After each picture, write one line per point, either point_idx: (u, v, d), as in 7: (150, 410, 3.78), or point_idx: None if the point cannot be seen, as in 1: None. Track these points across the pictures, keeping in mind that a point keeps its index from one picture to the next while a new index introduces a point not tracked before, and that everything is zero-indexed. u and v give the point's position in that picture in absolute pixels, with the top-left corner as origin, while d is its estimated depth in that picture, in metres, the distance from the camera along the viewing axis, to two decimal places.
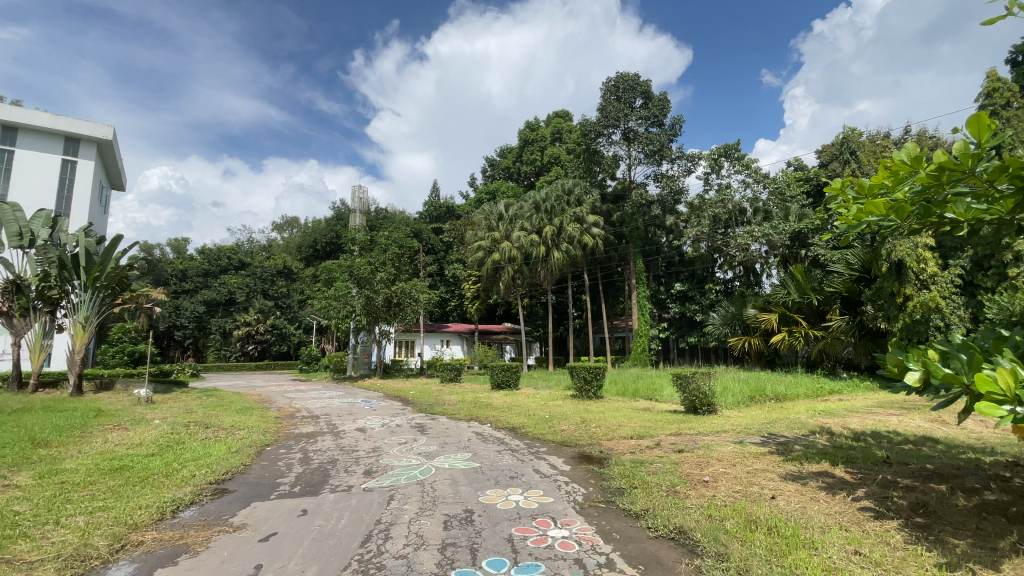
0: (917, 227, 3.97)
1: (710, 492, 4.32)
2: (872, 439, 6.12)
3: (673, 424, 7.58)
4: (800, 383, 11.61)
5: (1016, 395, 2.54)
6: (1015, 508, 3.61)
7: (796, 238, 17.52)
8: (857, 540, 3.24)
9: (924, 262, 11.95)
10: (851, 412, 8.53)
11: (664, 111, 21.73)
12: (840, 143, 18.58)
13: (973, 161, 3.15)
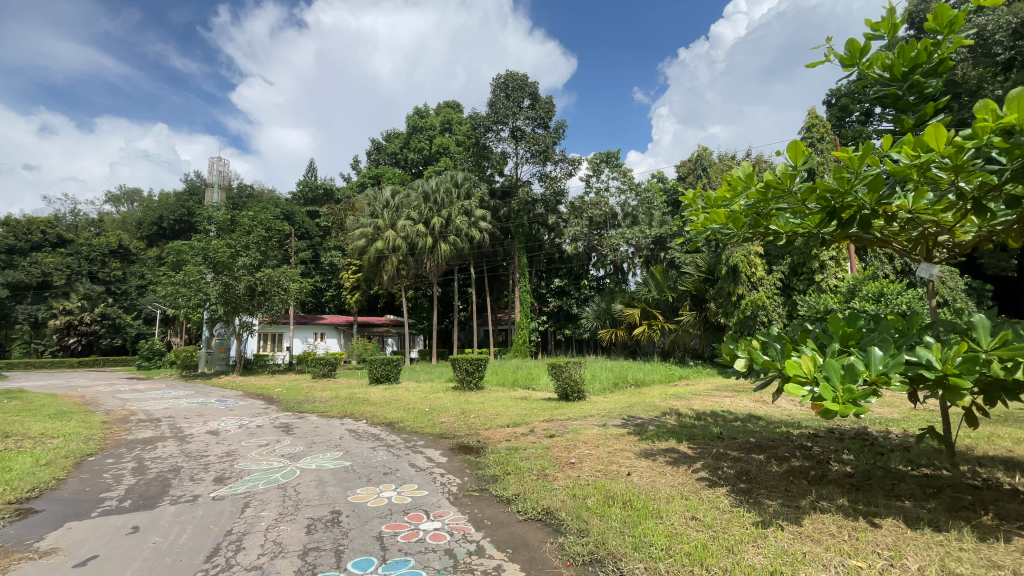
0: (750, 236, 4.64)
1: (575, 473, 4.62)
2: (710, 418, 7.07)
3: (547, 411, 7.96)
4: (656, 371, 12.99)
5: (813, 377, 3.09)
6: (813, 472, 4.42)
7: (658, 241, 19.53)
8: (695, 507, 3.70)
9: (753, 267, 14.00)
10: (694, 395, 9.78)
11: (550, 113, 22.62)
12: (696, 159, 21.05)
13: (790, 181, 3.76)
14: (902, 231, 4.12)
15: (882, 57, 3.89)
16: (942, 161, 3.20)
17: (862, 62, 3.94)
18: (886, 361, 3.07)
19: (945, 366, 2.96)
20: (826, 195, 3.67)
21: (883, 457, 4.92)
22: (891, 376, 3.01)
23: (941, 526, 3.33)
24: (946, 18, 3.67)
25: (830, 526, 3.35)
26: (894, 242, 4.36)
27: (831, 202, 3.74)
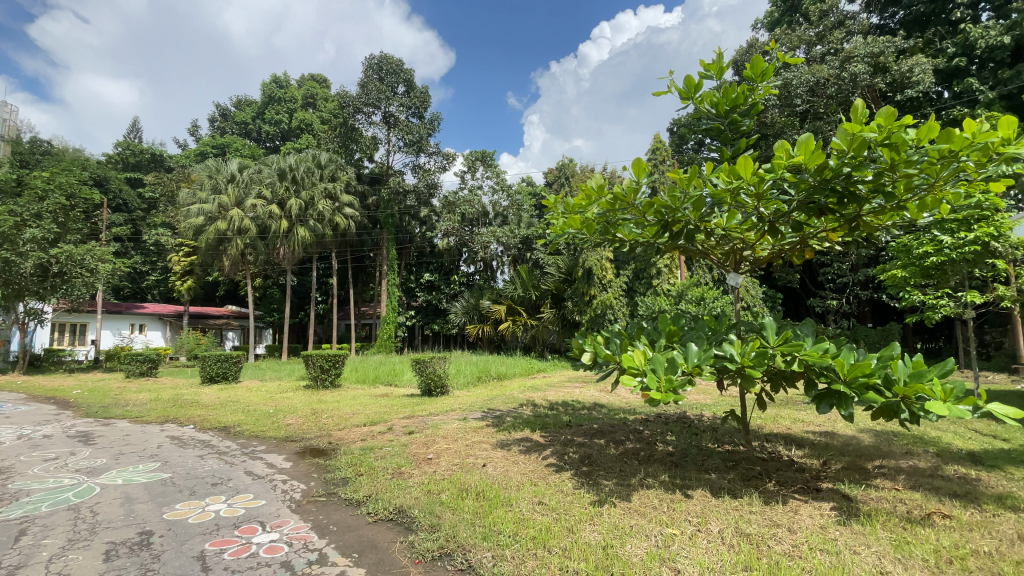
0: (600, 241, 5.09)
1: (431, 468, 4.59)
2: (562, 408, 7.60)
3: (408, 408, 7.78)
4: (517, 364, 13.56)
5: (643, 369, 3.48)
6: (642, 453, 5.00)
7: (525, 242, 20.45)
8: (541, 493, 3.93)
9: (606, 270, 15.29)
10: (550, 387, 10.45)
11: (425, 104, 22.16)
12: (561, 167, 22.44)
13: (633, 195, 4.19)
14: (718, 246, 4.86)
15: (710, 95, 4.52)
16: (748, 189, 3.84)
17: (696, 97, 4.54)
18: (699, 355, 3.60)
19: (742, 360, 3.57)
20: (662, 210, 4.17)
21: (699, 437, 5.78)
22: (703, 368, 3.54)
23: (735, 493, 4.02)
24: (758, 68, 4.39)
25: (653, 500, 3.83)
26: (712, 255, 5.12)
27: (665, 217, 4.26)
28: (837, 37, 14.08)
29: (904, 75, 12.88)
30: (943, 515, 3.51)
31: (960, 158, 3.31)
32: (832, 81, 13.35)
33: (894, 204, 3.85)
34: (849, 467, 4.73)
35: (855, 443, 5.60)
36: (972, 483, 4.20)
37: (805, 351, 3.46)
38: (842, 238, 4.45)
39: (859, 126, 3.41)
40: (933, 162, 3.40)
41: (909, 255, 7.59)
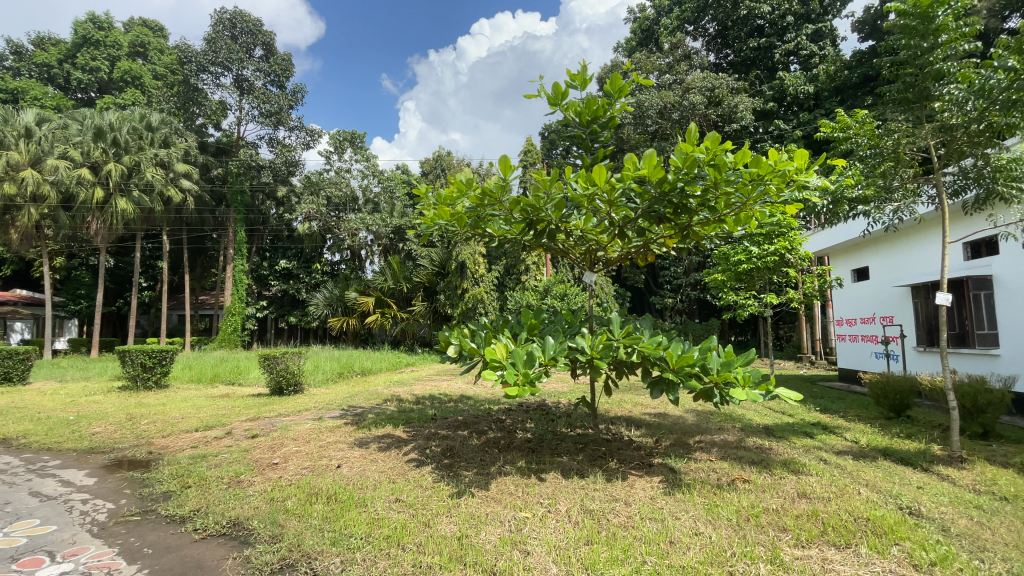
0: (469, 236, 5.13)
1: (277, 474, 4.20)
2: (427, 402, 7.53)
3: (253, 409, 7.03)
4: (383, 359, 13.13)
5: (504, 363, 3.58)
6: (502, 442, 5.18)
7: (397, 232, 19.83)
8: (399, 489, 3.84)
9: (478, 265, 15.45)
10: (415, 381, 10.31)
11: (287, 73, 20.11)
12: (436, 158, 22.21)
13: (501, 193, 4.30)
14: (577, 246, 5.23)
15: (575, 104, 4.81)
16: (603, 196, 4.19)
17: (562, 104, 4.78)
18: (555, 348, 3.84)
19: (592, 352, 3.88)
20: (527, 209, 4.35)
21: (554, 423, 6.17)
22: (558, 360, 3.79)
23: (583, 473, 4.37)
24: (616, 85, 4.77)
25: (509, 486, 3.99)
26: (571, 254, 5.49)
27: (530, 216, 4.44)
28: (683, 68, 16.02)
29: (732, 109, 15.14)
30: (743, 480, 4.23)
31: (765, 182, 3.98)
32: (675, 107, 15.22)
33: (716, 217, 4.50)
34: (676, 443, 5.45)
35: (682, 422, 6.48)
36: (765, 452, 5.12)
37: (643, 344, 3.89)
38: (677, 244, 5.09)
39: (692, 148, 3.92)
40: (746, 183, 4.03)
41: (728, 262, 8.96)
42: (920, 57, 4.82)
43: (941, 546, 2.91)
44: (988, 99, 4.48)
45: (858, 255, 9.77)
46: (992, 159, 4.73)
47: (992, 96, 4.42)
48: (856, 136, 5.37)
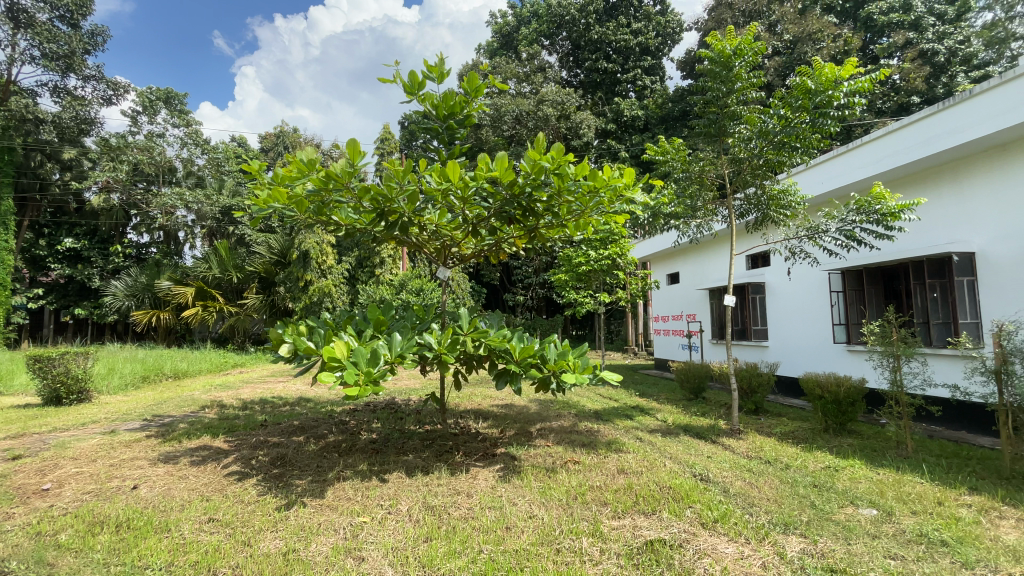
0: (312, 222, 4.72)
1: (47, 503, 3.36)
2: (257, 406, 6.76)
3: (13, 424, 5.53)
4: (205, 359, 11.47)
5: (346, 361, 3.36)
6: (344, 445, 4.89)
7: (226, 213, 17.40)
8: (215, 507, 3.36)
9: (324, 255, 14.34)
10: (245, 384, 9.18)
11: (82, 7, 15.92)
12: (278, 135, 20.07)
13: (349, 178, 4.04)
14: (430, 240, 5.16)
15: (431, 96, 4.73)
16: (455, 192, 4.20)
17: (419, 94, 4.67)
18: (402, 344, 3.74)
19: (439, 347, 3.87)
20: (377, 198, 4.15)
21: (402, 421, 6.03)
22: (404, 357, 3.71)
23: (426, 469, 4.35)
24: (473, 83, 4.80)
25: (347, 491, 3.77)
26: (424, 248, 5.41)
27: (380, 205, 4.23)
28: (539, 79, 17.00)
29: (578, 124, 16.48)
30: (575, 461, 4.64)
31: (601, 193, 4.39)
32: (530, 114, 16.09)
33: (560, 222, 4.84)
34: (519, 431, 5.76)
35: (525, 412, 6.87)
36: (594, 434, 5.70)
37: (489, 337, 4.01)
38: (525, 245, 5.35)
39: (539, 156, 4.14)
40: (586, 193, 4.40)
41: (571, 263, 9.76)
42: (721, 99, 5.78)
43: (722, 505, 3.54)
44: (765, 139, 5.61)
45: (672, 262, 11.45)
46: (767, 189, 5.90)
47: (768, 137, 5.55)
48: (672, 161, 6.24)
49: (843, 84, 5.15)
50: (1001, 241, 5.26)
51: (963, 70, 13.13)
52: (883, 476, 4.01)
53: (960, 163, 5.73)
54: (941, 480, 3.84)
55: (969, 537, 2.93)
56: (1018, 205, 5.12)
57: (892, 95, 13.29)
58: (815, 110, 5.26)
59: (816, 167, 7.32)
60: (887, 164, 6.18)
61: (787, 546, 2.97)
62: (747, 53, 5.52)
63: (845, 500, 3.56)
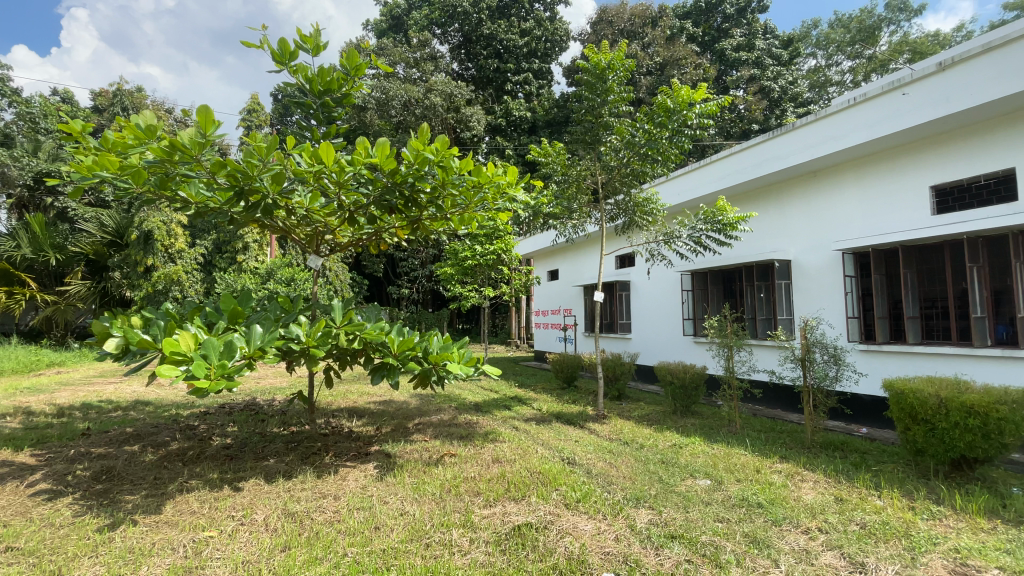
0: (154, 198, 4.08)
1: None
2: (79, 412, 5.69)
3: None
4: (6, 358, 9.35)
5: (192, 355, 2.97)
6: (191, 452, 4.33)
7: (41, 181, 14.33)
8: (10, 536, 2.76)
9: (173, 237, 12.52)
10: (63, 387, 7.67)
11: None
12: (116, 93, 16.99)
13: (200, 150, 3.56)
14: (300, 226, 4.77)
15: (304, 69, 4.35)
16: (329, 175, 3.94)
17: (290, 65, 4.28)
18: (263, 337, 3.40)
19: (307, 340, 3.59)
20: (235, 174, 3.72)
21: (264, 423, 5.51)
22: (266, 351, 3.38)
23: (290, 473, 4.03)
24: (353, 61, 4.52)
25: (193, 504, 3.34)
26: (294, 234, 4.98)
27: (239, 183, 3.79)
28: (429, 67, 16.62)
29: (466, 117, 16.43)
30: (451, 454, 4.64)
31: (485, 189, 4.41)
32: (419, 103, 15.70)
33: (443, 215, 4.76)
34: (395, 428, 5.60)
35: (404, 407, 6.71)
36: (472, 426, 5.76)
37: (364, 330, 3.82)
38: (407, 236, 5.19)
39: (423, 146, 4.03)
40: (470, 188, 4.38)
41: (457, 257, 9.74)
42: (596, 108, 6.18)
43: (584, 486, 3.81)
44: (631, 150, 6.13)
45: (552, 259, 12.02)
46: (633, 196, 6.46)
47: (635, 148, 6.07)
48: (553, 163, 6.53)
49: (695, 106, 5.80)
50: (810, 252, 6.38)
51: (790, 106, 15.54)
52: (717, 450, 4.63)
53: (784, 185, 6.81)
54: (759, 451, 4.54)
55: (777, 497, 3.50)
56: (823, 222, 6.24)
57: (738, 121, 15.29)
58: (673, 127, 5.85)
59: (675, 179, 8.16)
60: (731, 180, 7.12)
61: (637, 518, 3.29)
62: (619, 68, 5.95)
63: (687, 474, 4.05)
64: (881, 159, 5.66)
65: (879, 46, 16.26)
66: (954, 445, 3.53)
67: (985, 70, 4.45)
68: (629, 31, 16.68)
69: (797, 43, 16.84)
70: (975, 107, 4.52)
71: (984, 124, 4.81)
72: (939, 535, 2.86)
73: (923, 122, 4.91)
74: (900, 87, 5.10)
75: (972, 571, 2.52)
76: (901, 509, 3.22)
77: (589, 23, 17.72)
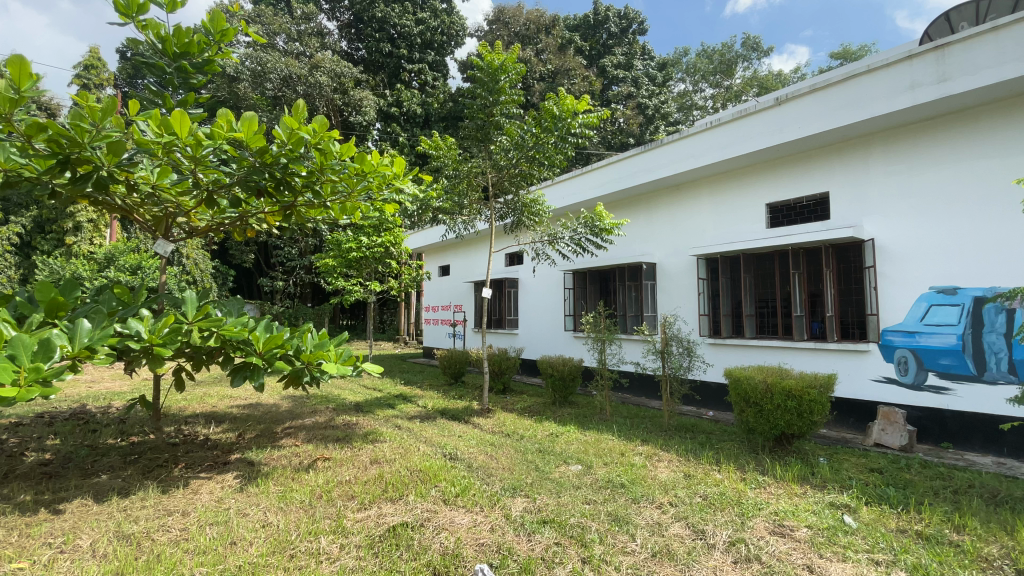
0: None
1: None
2: None
3: None
4: None
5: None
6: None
7: None
8: None
9: None
10: None
11: None
12: None
13: (10, 107, 2.92)
14: (146, 205, 4.14)
15: (158, 26, 3.77)
16: (183, 148, 3.48)
17: (139, 19, 3.69)
18: (94, 334, 2.89)
19: (150, 337, 3.11)
20: (58, 140, 3.11)
21: (95, 434, 4.70)
22: (96, 350, 2.87)
23: (128, 490, 3.49)
24: (219, 26, 4.02)
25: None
26: (137, 215, 4.31)
27: (65, 150, 3.19)
28: (314, 43, 15.50)
29: (356, 101, 15.61)
30: (324, 459, 4.38)
31: (369, 178, 4.18)
32: (301, 80, 14.58)
33: (321, 203, 4.43)
34: (261, 434, 5.13)
35: (274, 410, 6.18)
36: (351, 427, 5.50)
37: (222, 326, 3.42)
38: (279, 223, 4.77)
39: (298, 125, 3.73)
40: (352, 176, 4.14)
41: (340, 249, 9.22)
42: (487, 107, 6.24)
43: (463, 481, 3.84)
44: (520, 151, 6.28)
45: (443, 255, 11.92)
46: (521, 197, 6.64)
47: (523, 150, 6.22)
48: (444, 157, 6.49)
49: (579, 116, 6.08)
50: (674, 256, 7.10)
51: (662, 124, 17.10)
52: (589, 437, 4.96)
53: (654, 194, 7.49)
54: (625, 437, 4.96)
55: (637, 477, 3.86)
56: (685, 230, 6.98)
57: (619, 133, 16.51)
58: (559, 133, 6.11)
59: (560, 184, 8.57)
60: (610, 187, 7.64)
61: (512, 507, 3.40)
62: (511, 70, 6.06)
63: (560, 460, 4.28)
64: (732, 176, 6.48)
65: (734, 79, 18.58)
66: (777, 423, 4.18)
67: (811, 107, 5.31)
68: (523, 35, 17.15)
69: (670, 68, 18.61)
70: (802, 137, 5.39)
71: (808, 153, 5.74)
72: (763, 501, 3.36)
73: (765, 147, 5.71)
74: (748, 115, 5.88)
75: (785, 529, 2.99)
76: (735, 481, 3.73)
77: (486, 21, 17.86)
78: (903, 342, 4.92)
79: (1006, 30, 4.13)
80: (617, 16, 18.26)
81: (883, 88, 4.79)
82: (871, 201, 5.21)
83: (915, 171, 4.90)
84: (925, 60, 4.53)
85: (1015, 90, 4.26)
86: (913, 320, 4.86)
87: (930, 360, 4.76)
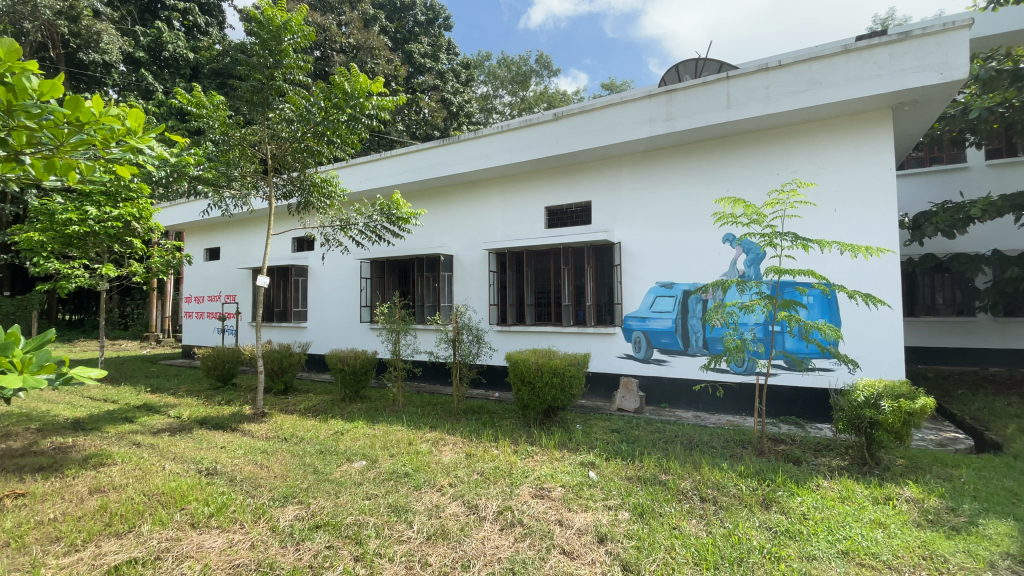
0: None
1: None
2: None
3: None
4: None
5: None
6: None
7: None
8: None
9: None
10: None
11: None
12: None
13: None
14: None
15: None
16: None
17: None
18: None
19: None
20: None
21: None
22: None
23: None
24: None
25: None
26: None
27: None
28: None
29: (88, 33, 12.40)
30: (15, 496, 3.29)
31: (87, 131, 2.90)
32: None
33: (11, 158, 2.95)
34: None
35: None
36: (64, 452, 4.25)
37: None
38: None
39: None
40: (58, 122, 2.80)
41: (51, 220, 6.97)
42: (266, 68, 5.47)
43: (221, 497, 3.32)
44: (305, 125, 5.67)
45: (211, 236, 10.11)
46: (309, 175, 6.06)
47: (309, 124, 5.62)
48: (208, 118, 5.53)
49: (372, 98, 5.71)
50: (468, 249, 7.41)
51: (464, 122, 17.71)
52: (377, 430, 4.84)
53: (451, 189, 7.69)
54: (414, 425, 4.99)
55: (421, 464, 3.90)
56: (479, 225, 7.36)
57: (422, 125, 16.49)
58: (351, 111, 5.64)
59: (355, 167, 8.12)
60: (408, 177, 7.53)
61: (281, 517, 3.08)
62: (296, 32, 5.42)
63: (343, 459, 4.06)
64: (520, 179, 7.06)
65: (528, 91, 20.36)
66: (544, 398, 4.75)
67: (582, 124, 6.10)
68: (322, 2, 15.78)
69: (473, 69, 19.31)
70: (575, 150, 6.16)
71: (580, 165, 6.60)
72: (530, 469, 3.76)
73: (546, 155, 6.34)
74: (533, 124, 6.43)
75: (545, 491, 3.41)
76: (509, 454, 4.10)
77: None
78: (639, 326, 6.09)
79: (710, 87, 5.39)
80: (424, 6, 18.14)
81: (633, 117, 5.78)
82: (623, 210, 6.27)
83: (653, 189, 6.08)
84: (660, 100, 5.63)
85: (715, 134, 5.62)
86: (645, 308, 6.06)
87: (656, 339, 5.99)
